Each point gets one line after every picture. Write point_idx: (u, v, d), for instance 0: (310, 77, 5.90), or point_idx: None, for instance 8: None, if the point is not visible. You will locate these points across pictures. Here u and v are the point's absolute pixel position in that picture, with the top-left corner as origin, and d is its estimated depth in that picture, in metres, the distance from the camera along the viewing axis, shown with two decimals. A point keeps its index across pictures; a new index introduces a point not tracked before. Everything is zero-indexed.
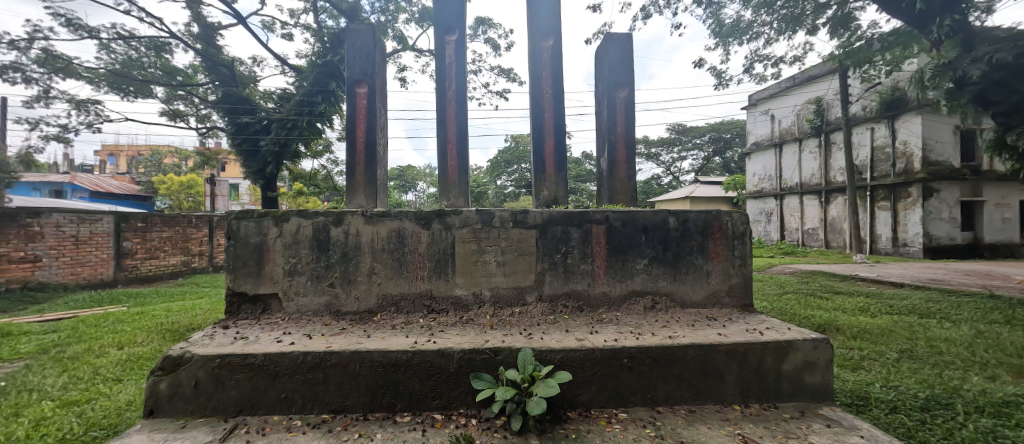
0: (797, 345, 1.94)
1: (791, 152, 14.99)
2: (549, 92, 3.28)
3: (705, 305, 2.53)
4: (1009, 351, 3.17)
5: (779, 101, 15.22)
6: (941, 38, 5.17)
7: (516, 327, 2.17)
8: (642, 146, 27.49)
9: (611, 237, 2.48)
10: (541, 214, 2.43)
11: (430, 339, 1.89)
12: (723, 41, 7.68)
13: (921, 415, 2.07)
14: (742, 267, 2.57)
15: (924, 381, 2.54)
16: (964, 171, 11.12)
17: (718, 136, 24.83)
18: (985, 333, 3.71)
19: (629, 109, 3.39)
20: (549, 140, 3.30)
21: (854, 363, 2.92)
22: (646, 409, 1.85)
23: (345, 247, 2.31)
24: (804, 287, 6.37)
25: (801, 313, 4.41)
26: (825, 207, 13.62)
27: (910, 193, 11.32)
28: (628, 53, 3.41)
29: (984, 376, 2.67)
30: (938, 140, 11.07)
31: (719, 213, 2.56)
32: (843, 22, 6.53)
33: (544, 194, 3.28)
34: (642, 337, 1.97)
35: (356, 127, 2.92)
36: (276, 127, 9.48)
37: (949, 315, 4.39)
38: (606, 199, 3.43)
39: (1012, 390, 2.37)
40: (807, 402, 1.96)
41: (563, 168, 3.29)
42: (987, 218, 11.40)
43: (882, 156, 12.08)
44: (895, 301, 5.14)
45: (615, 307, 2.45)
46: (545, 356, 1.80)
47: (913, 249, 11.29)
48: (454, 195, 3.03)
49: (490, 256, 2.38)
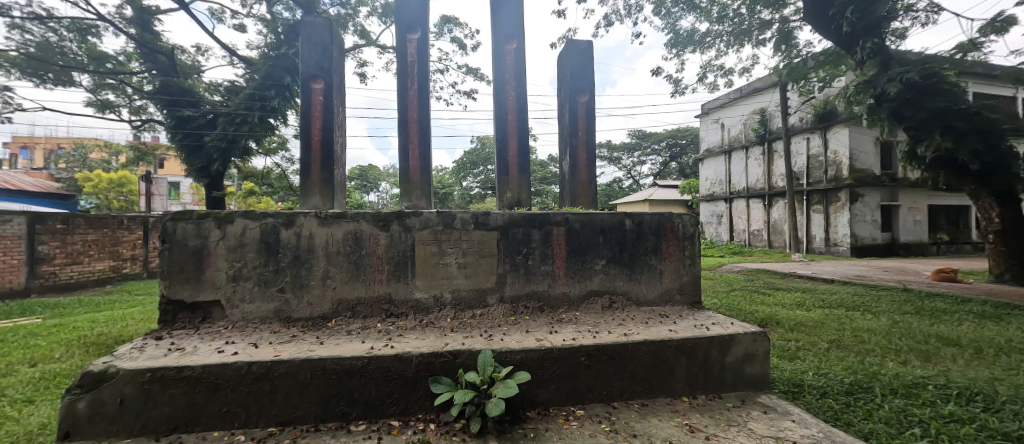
0: (739, 338, 2.08)
1: (739, 159, 16.07)
2: (513, 95, 3.32)
3: (658, 303, 2.65)
4: (918, 338, 3.60)
5: (728, 110, 16.27)
6: (864, 58, 5.81)
7: (477, 329, 2.17)
8: (605, 151, 28.43)
9: (571, 238, 2.54)
10: (502, 216, 2.45)
11: (389, 343, 1.85)
12: (678, 51, 8.10)
13: (846, 399, 2.31)
14: (692, 267, 2.73)
15: (850, 367, 2.82)
16: (883, 178, 12.41)
17: (675, 142, 26.16)
18: (900, 322, 4.18)
19: (590, 115, 3.49)
20: (514, 144, 3.33)
21: (792, 353, 3.19)
22: (602, 405, 1.92)
23: (297, 250, 2.20)
24: (750, 284, 6.86)
25: (747, 308, 4.75)
26: (768, 209, 14.74)
27: (839, 198, 12.54)
28: (588, 60, 3.52)
29: (897, 361, 3.01)
30: (861, 150, 12.33)
31: (671, 215, 2.70)
32: (785, 40, 7.13)
33: (508, 196, 3.32)
34: (600, 335, 2.04)
35: (311, 125, 2.80)
36: (223, 122, 8.87)
37: (870, 307, 4.90)
38: (568, 201, 3.52)
39: (920, 373, 2.69)
40: (748, 391, 2.11)
41: (526, 170, 3.32)
42: (902, 220, 12.80)
43: (817, 164, 13.27)
44: (827, 296, 5.67)
45: (574, 307, 2.52)
46: (505, 356, 1.81)
47: (842, 248, 12.53)
48: (416, 196, 2.97)
49: (451, 258, 2.36)
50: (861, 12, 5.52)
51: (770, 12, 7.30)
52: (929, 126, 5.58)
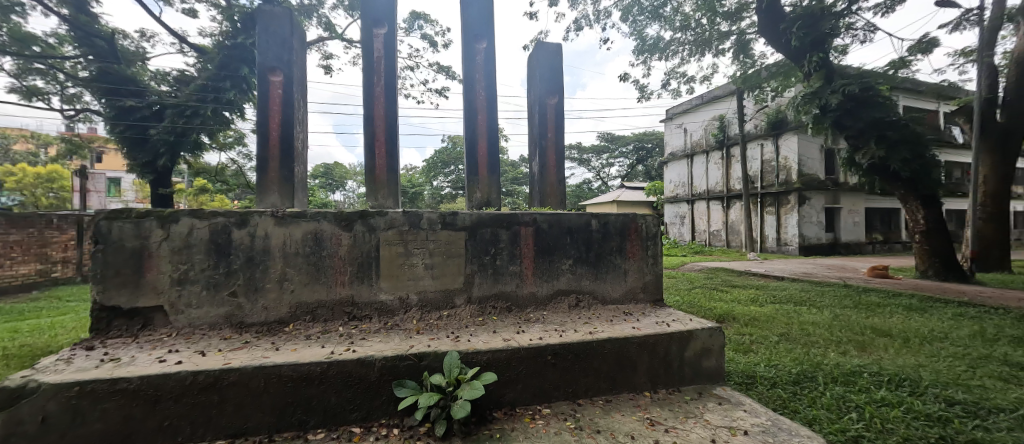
0: (697, 334, 2.18)
1: (700, 162, 16.84)
2: (482, 95, 3.30)
3: (623, 301, 2.73)
4: (855, 330, 3.92)
5: (691, 116, 17.01)
6: (811, 71, 6.24)
7: (444, 330, 2.14)
8: (575, 152, 28.94)
9: (538, 239, 2.56)
10: (471, 216, 2.43)
11: (350, 348, 1.78)
12: (645, 57, 8.37)
13: (793, 388, 2.47)
14: (654, 266, 2.83)
15: (797, 359, 3.02)
16: (828, 182, 13.41)
17: (641, 145, 27.06)
18: (841, 315, 4.53)
19: (559, 116, 3.54)
20: (483, 144, 3.32)
21: (745, 347, 3.38)
22: (568, 403, 1.94)
23: (250, 251, 2.08)
24: (709, 282, 7.20)
25: (706, 305, 4.98)
26: (727, 211, 15.55)
27: (789, 200, 13.46)
28: (558, 62, 3.56)
29: (839, 352, 3.26)
30: (809, 156, 13.28)
31: (635, 216, 2.79)
32: (743, 50, 7.53)
33: (477, 196, 3.30)
34: (566, 334, 2.07)
35: (269, 119, 2.65)
36: (171, 114, 8.27)
37: (815, 302, 5.28)
38: (537, 201, 3.55)
39: (857, 362, 2.93)
40: (705, 384, 2.21)
41: (496, 171, 3.32)
42: (843, 221, 13.89)
43: (770, 168, 14.16)
44: (778, 292, 6.06)
45: (542, 307, 2.54)
46: (471, 358, 1.79)
47: (791, 247, 13.46)
48: (382, 195, 2.89)
49: (417, 259, 2.32)
50: (807, 28, 5.97)
51: (729, 23, 7.71)
52: (866, 135, 6.10)
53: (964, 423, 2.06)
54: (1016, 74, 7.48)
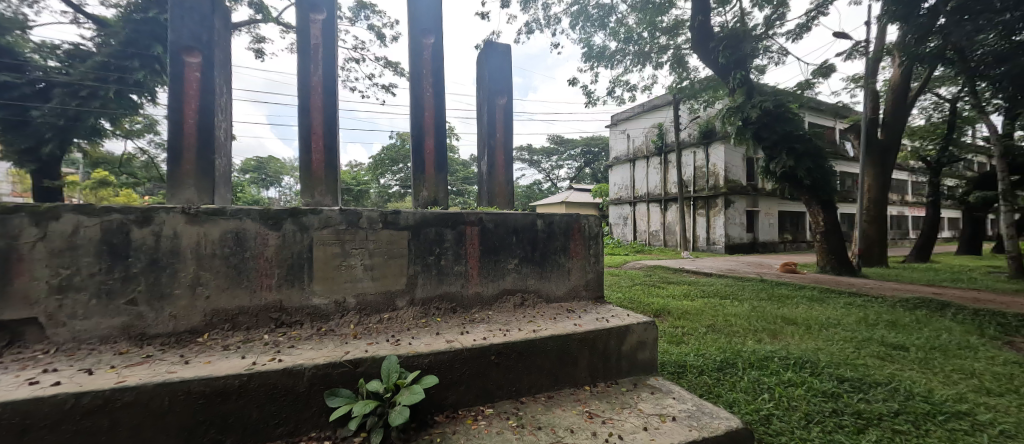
0: (633, 328, 2.30)
1: (641, 167, 17.90)
2: (430, 91, 3.21)
3: (566, 298, 2.81)
4: (768, 319, 4.40)
5: (633, 123, 18.04)
6: (735, 86, 6.93)
7: (383, 334, 2.05)
8: (526, 154, 29.40)
9: (484, 238, 2.54)
10: (414, 215, 2.35)
11: (276, 357, 1.64)
12: (592, 64, 8.71)
13: (717, 374, 2.72)
14: (596, 264, 2.94)
15: (721, 347, 3.32)
16: (749, 188, 14.91)
17: (588, 149, 28.15)
18: (757, 307, 5.07)
19: (507, 117, 3.56)
20: (430, 142, 3.23)
21: (678, 338, 3.65)
22: (511, 401, 1.95)
23: (156, 253, 1.83)
24: (648, 279, 7.70)
25: (644, 301, 5.31)
26: (664, 213, 16.70)
27: (717, 204, 14.84)
28: (507, 62, 3.57)
29: (755, 339, 3.63)
30: (733, 164, 14.70)
31: (579, 216, 2.86)
32: (680, 64, 8.12)
33: (424, 195, 3.22)
34: (510, 333, 2.08)
35: (183, 103, 2.34)
36: (61, 94, 7.09)
37: (737, 295, 5.86)
38: (486, 201, 3.54)
39: (770, 348, 3.29)
40: (641, 375, 2.34)
41: (443, 169, 3.26)
42: (762, 223, 15.54)
43: (701, 174, 15.43)
44: (707, 287, 6.63)
45: (487, 306, 2.54)
46: (411, 361, 1.73)
47: (718, 246, 14.88)
48: (320, 192, 2.71)
49: (356, 260, 2.19)
50: (732, 48, 6.61)
51: (667, 38, 8.28)
52: (779, 146, 6.89)
53: (851, 397, 2.41)
54: (892, 99, 8.85)
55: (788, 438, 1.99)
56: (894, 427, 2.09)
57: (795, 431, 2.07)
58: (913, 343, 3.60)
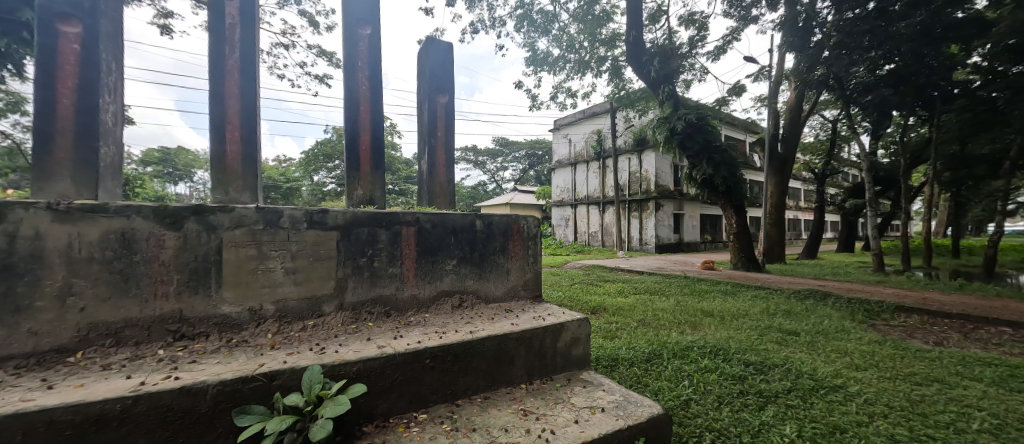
0: (568, 325, 2.38)
1: (581, 170, 18.69)
2: (366, 84, 3.04)
3: (504, 298, 2.83)
4: (689, 312, 4.82)
5: (574, 128, 18.78)
6: (665, 98, 7.58)
7: (306, 343, 1.90)
8: (471, 154, 29.27)
9: (421, 239, 2.46)
10: (344, 215, 2.20)
11: (172, 375, 1.44)
12: (535, 69, 8.90)
13: (646, 365, 2.92)
14: (534, 263, 3.00)
15: (649, 340, 3.57)
16: (676, 193, 16.27)
17: (533, 152, 28.75)
18: (681, 301, 5.53)
19: (449, 116, 3.49)
20: (366, 139, 3.07)
21: (611, 333, 3.86)
22: (446, 405, 1.91)
23: (9, 256, 1.51)
24: (586, 277, 8.07)
25: (583, 299, 5.54)
26: (602, 214, 17.62)
27: (648, 207, 16.02)
28: (448, 61, 3.50)
29: (679, 331, 3.95)
30: (662, 170, 15.95)
31: (518, 217, 2.89)
32: (618, 74, 8.59)
33: (358, 193, 3.04)
34: (446, 335, 2.04)
35: (55, 79, 1.95)
36: None
37: (665, 291, 6.35)
38: (426, 200, 3.44)
39: (691, 338, 3.60)
40: (575, 370, 2.43)
41: (379, 167, 3.12)
42: (686, 224, 17.03)
43: (635, 179, 16.50)
44: (639, 284, 7.11)
45: (423, 309, 2.47)
46: (337, 371, 1.62)
47: (649, 246, 16.06)
48: (235, 188, 2.43)
49: (275, 262, 2.00)
50: (662, 64, 7.22)
51: (606, 48, 8.74)
52: (700, 156, 7.65)
53: (754, 378, 2.72)
54: (789, 118, 10.20)
55: (703, 420, 2.20)
56: (787, 402, 2.41)
57: (709, 412, 2.29)
58: (803, 328, 4.18)
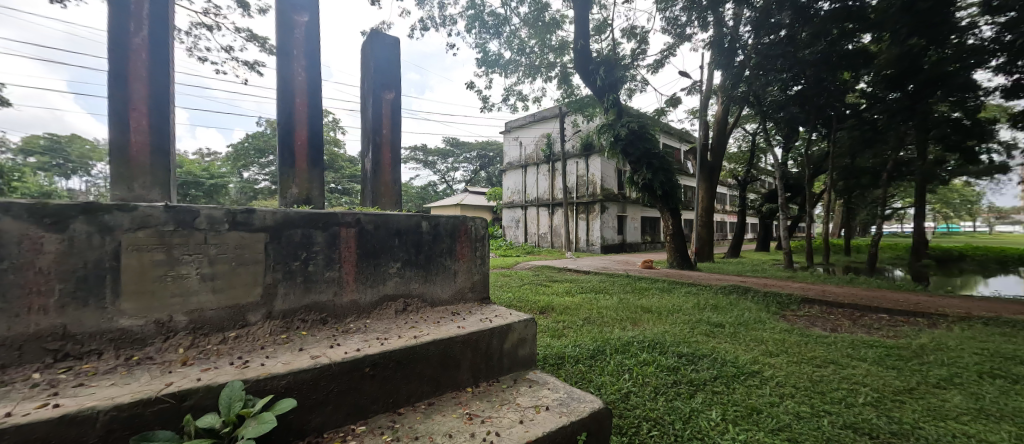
0: (514, 326, 2.39)
1: (531, 173, 18.99)
2: (303, 75, 2.83)
3: (451, 301, 2.78)
4: (631, 309, 5.08)
5: (525, 131, 19.05)
6: (610, 106, 7.97)
7: (227, 357, 1.72)
8: (421, 154, 28.52)
9: (363, 241, 2.33)
10: (275, 215, 2.02)
11: (50, 402, 1.22)
12: (486, 70, 8.88)
13: (590, 362, 3.04)
14: (482, 265, 2.98)
15: (594, 337, 3.71)
16: (620, 196, 17.12)
17: (484, 153, 28.69)
18: (622, 299, 5.81)
19: (395, 113, 3.36)
20: (302, 133, 2.85)
21: (559, 332, 3.96)
22: (387, 415, 1.83)
23: None
24: (536, 278, 8.20)
25: (532, 299, 5.63)
26: (551, 216, 18.05)
27: (595, 209, 16.72)
28: (395, 56, 3.36)
29: (622, 328, 4.15)
30: (607, 174, 16.72)
31: (466, 218, 2.86)
32: (566, 79, 8.83)
33: (293, 192, 2.82)
34: (388, 341, 1.95)
35: None
36: None
37: (608, 290, 6.64)
38: (369, 201, 3.28)
39: (632, 334, 3.80)
40: (521, 371, 2.44)
41: (318, 165, 2.92)
42: (629, 226, 18.00)
43: (583, 182, 17.12)
44: (585, 283, 7.38)
45: (364, 315, 2.34)
46: (262, 386, 1.48)
47: (595, 246, 16.75)
48: (142, 184, 2.13)
49: (190, 268, 1.79)
50: (607, 73, 7.59)
51: (556, 55, 8.97)
52: (641, 162, 8.14)
53: (685, 368, 2.93)
54: (717, 129, 11.19)
55: (641, 410, 2.33)
56: (713, 388, 2.63)
57: (646, 403, 2.43)
58: (727, 320, 4.59)
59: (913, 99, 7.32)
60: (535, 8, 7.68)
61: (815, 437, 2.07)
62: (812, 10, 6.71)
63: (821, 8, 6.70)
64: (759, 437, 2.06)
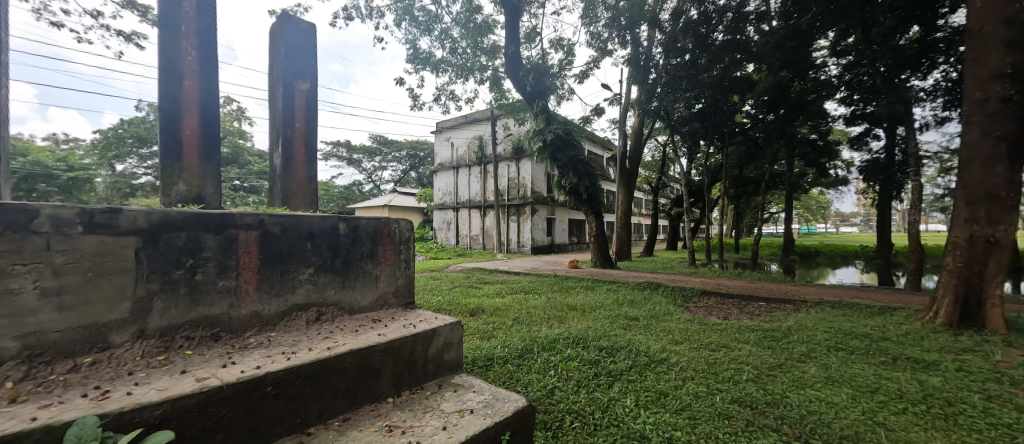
0: (440, 331, 2.33)
1: (463, 174, 18.81)
2: (193, 56, 2.45)
3: (372, 308, 2.63)
4: (558, 308, 5.29)
5: (457, 132, 18.85)
6: (539, 111, 8.29)
7: (80, 387, 1.41)
8: (344, 151, 26.62)
9: (267, 245, 2.09)
10: (150, 216, 1.71)
11: None
12: (417, 67, 8.61)
13: (518, 361, 3.09)
14: (406, 269, 2.85)
15: (523, 336, 3.79)
16: (549, 199, 17.77)
17: (415, 153, 27.75)
18: (551, 298, 6.02)
19: (309, 106, 3.08)
20: (193, 123, 2.47)
21: (489, 333, 3.96)
22: (293, 437, 1.65)
23: None
24: (467, 280, 8.12)
25: (463, 301, 5.56)
26: (483, 218, 18.07)
27: (525, 211, 17.14)
28: (310, 43, 3.08)
29: (550, 326, 4.29)
30: (537, 178, 17.26)
31: (388, 220, 2.71)
32: (497, 82, 8.89)
33: (179, 190, 2.42)
34: (296, 355, 1.77)
35: None
36: None
37: (538, 290, 6.83)
38: (278, 201, 2.96)
39: (559, 331, 3.94)
40: (446, 376, 2.38)
41: (212, 159, 2.55)
42: (558, 228, 18.76)
43: (514, 185, 17.45)
44: (515, 284, 7.50)
45: (268, 327, 2.10)
46: (129, 420, 1.24)
47: (526, 248, 17.16)
48: None
49: (25, 282, 1.43)
50: (536, 80, 7.87)
51: (488, 57, 9.02)
52: (568, 167, 8.54)
53: (605, 361, 3.12)
54: (634, 139, 12.21)
55: (565, 404, 2.42)
56: (628, 377, 2.84)
57: (569, 396, 2.53)
58: (642, 314, 5.02)
59: (784, 121, 8.73)
60: (467, 9, 7.71)
61: (710, 412, 2.35)
62: (710, 40, 7.82)
63: (716, 38, 7.78)
64: (666, 418, 2.26)
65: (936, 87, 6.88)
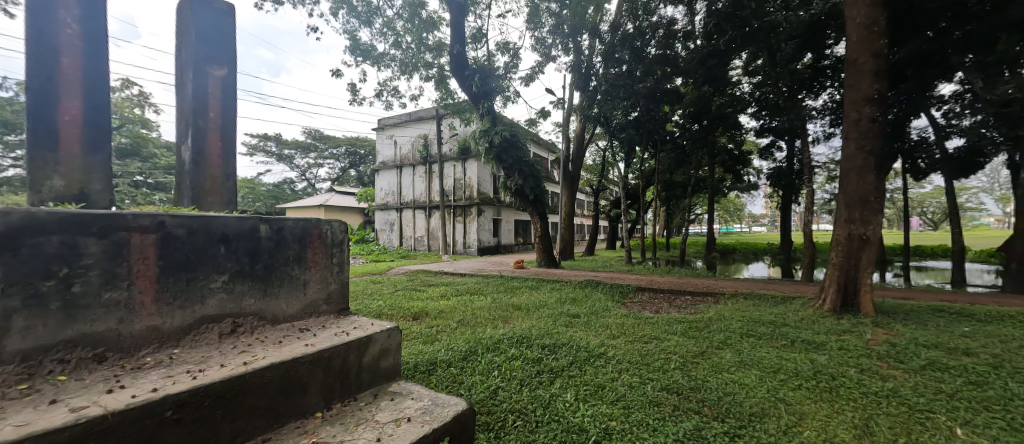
0: (376, 337, 2.22)
1: (406, 173, 18.19)
2: (74, 27, 2.08)
3: (299, 317, 2.43)
4: (504, 308, 5.32)
5: (400, 129, 18.19)
6: (486, 112, 8.28)
7: None
8: (273, 145, 24.41)
9: (170, 250, 1.83)
10: (7, 217, 1.40)
11: None
12: (358, 60, 8.16)
13: (462, 364, 3.04)
14: (339, 273, 2.68)
15: (467, 338, 3.75)
16: (495, 200, 17.82)
17: (354, 150, 26.28)
18: (496, 299, 6.03)
19: (226, 95, 2.77)
20: (74, 108, 2.09)
21: (432, 337, 3.86)
22: None
23: None
24: (411, 283, 7.85)
25: (405, 305, 5.37)
26: (428, 219, 17.62)
27: (471, 212, 17.01)
28: (227, 25, 2.77)
29: (494, 327, 4.29)
30: (483, 179, 17.24)
31: (319, 221, 2.52)
32: (443, 80, 8.72)
33: (54, 185, 2.03)
34: (205, 373, 1.57)
35: None
36: None
37: (483, 291, 6.80)
38: (187, 199, 2.61)
39: (504, 331, 3.96)
40: (383, 384, 2.28)
41: (99, 148, 2.17)
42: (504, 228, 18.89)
43: (460, 185, 17.24)
44: (461, 286, 7.39)
45: (171, 343, 1.85)
46: None
47: (472, 248, 17.04)
48: None
49: None
50: (483, 80, 7.87)
51: (433, 54, 8.81)
52: (514, 168, 8.63)
53: (547, 358, 3.19)
54: (576, 142, 12.69)
55: (508, 404, 2.43)
56: (569, 373, 2.93)
57: (512, 396, 2.54)
58: (583, 311, 5.22)
59: (706, 130, 9.61)
60: (411, 4, 7.44)
61: (643, 401, 2.50)
62: (643, 52, 8.46)
63: (649, 51, 8.35)
64: (603, 410, 2.37)
65: (825, 108, 8.02)
